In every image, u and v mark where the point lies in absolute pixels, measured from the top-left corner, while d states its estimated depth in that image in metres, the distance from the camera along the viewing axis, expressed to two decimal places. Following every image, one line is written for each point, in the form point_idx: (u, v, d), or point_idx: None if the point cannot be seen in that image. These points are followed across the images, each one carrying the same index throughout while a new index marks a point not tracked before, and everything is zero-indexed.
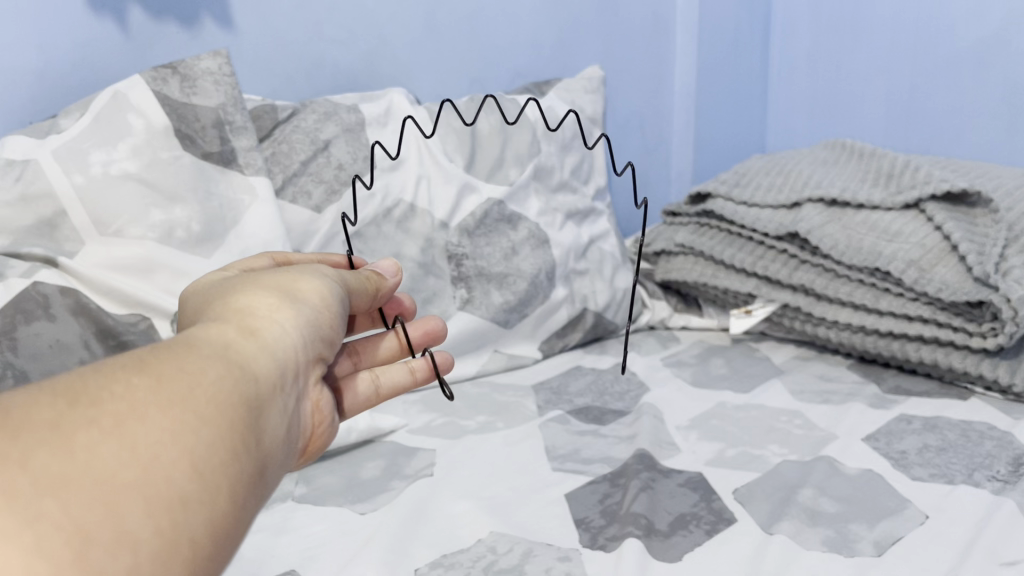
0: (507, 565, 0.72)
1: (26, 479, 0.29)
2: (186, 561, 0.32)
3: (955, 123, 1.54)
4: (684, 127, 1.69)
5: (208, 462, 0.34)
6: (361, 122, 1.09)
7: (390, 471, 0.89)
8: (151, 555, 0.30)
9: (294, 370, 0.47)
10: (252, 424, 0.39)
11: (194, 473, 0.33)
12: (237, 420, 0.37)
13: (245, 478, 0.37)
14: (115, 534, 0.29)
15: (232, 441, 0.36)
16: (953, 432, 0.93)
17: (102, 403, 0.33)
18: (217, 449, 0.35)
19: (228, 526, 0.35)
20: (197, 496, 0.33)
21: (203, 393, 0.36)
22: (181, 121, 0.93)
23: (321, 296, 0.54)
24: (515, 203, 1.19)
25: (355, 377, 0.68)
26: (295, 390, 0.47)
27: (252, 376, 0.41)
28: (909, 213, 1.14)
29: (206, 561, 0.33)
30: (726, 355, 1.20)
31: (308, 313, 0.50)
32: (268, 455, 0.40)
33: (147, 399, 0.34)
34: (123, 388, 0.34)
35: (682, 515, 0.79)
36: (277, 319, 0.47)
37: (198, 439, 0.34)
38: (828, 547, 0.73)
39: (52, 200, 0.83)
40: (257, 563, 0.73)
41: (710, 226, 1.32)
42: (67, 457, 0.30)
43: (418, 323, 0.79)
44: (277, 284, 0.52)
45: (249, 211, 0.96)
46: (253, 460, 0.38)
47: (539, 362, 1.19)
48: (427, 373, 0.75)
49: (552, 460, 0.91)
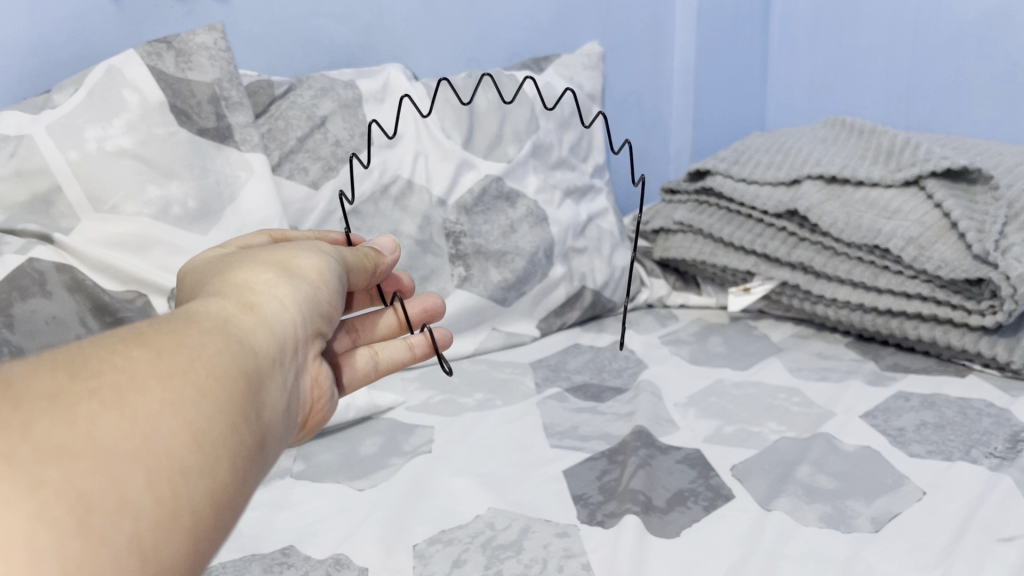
0: (506, 541, 0.72)
1: (27, 447, 0.28)
2: (188, 531, 0.32)
3: (956, 101, 1.53)
4: (683, 105, 1.68)
5: (208, 434, 0.34)
6: (358, 98, 1.08)
7: (388, 447, 0.89)
8: (152, 524, 0.30)
9: (294, 345, 0.46)
10: (252, 398, 0.39)
11: (194, 444, 0.33)
12: (237, 394, 0.37)
13: (244, 451, 0.36)
14: (117, 502, 0.29)
15: (232, 414, 0.36)
16: (951, 409, 0.93)
17: (102, 375, 0.32)
18: (217, 422, 0.35)
19: (228, 498, 0.35)
20: (196, 468, 0.33)
21: (201, 367, 0.36)
22: (176, 96, 0.92)
23: (319, 272, 0.53)
24: (514, 180, 1.18)
25: (355, 352, 0.68)
26: (294, 364, 0.47)
27: (252, 349, 0.41)
28: (909, 190, 1.13)
29: (207, 534, 0.33)
30: (724, 333, 1.20)
31: (307, 289, 0.50)
32: (268, 428, 0.40)
33: (148, 372, 0.34)
34: (123, 361, 0.34)
35: (680, 491, 0.79)
36: (277, 294, 0.47)
37: (196, 412, 0.34)
38: (825, 523, 0.73)
39: (47, 176, 0.82)
40: (257, 539, 0.73)
41: (709, 204, 1.31)
42: (69, 426, 0.30)
43: (418, 299, 0.79)
44: (276, 260, 0.52)
45: (245, 187, 0.95)
46: (253, 434, 0.38)
47: (538, 339, 1.19)
48: (426, 349, 0.74)
49: (550, 437, 0.91)
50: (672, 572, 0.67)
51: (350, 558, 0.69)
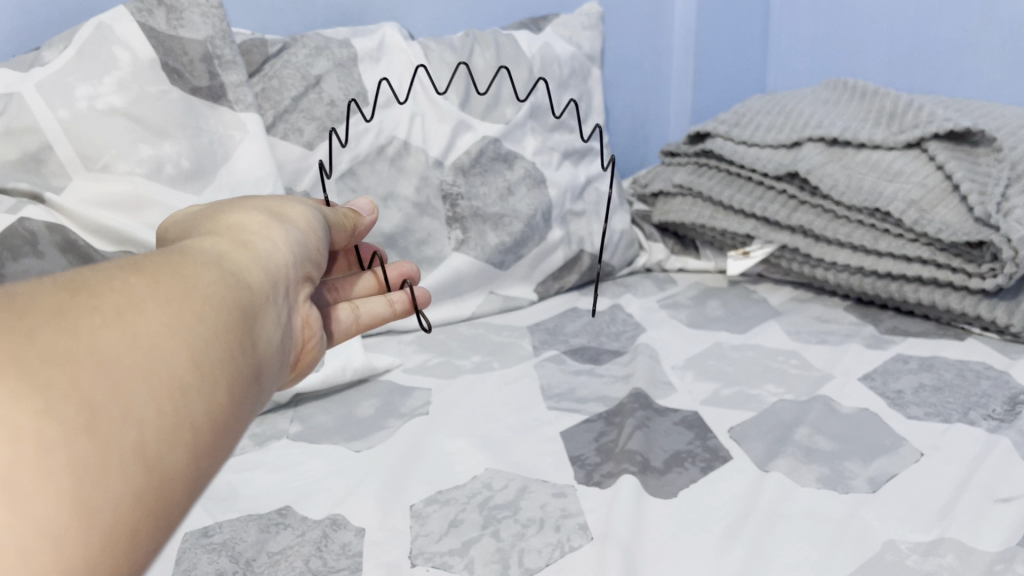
0: (503, 501, 0.72)
1: (31, 351, 0.28)
2: (191, 446, 0.31)
3: (959, 64, 1.52)
4: (683, 67, 1.67)
5: (208, 354, 0.33)
6: (353, 57, 1.06)
7: (385, 409, 0.89)
8: (156, 435, 0.30)
9: (290, 284, 0.46)
10: (250, 327, 0.38)
11: (194, 362, 0.33)
12: (236, 320, 0.37)
13: (243, 376, 0.36)
14: (121, 410, 0.29)
15: (231, 339, 0.36)
16: (949, 372, 0.93)
17: (100, 293, 0.32)
18: (217, 345, 0.34)
19: (229, 420, 0.34)
20: (198, 386, 0.32)
21: (200, 293, 0.36)
22: (168, 54, 0.90)
23: (308, 221, 0.53)
24: (512, 142, 1.17)
25: (335, 304, 0.67)
26: (290, 302, 0.46)
27: (248, 282, 0.40)
28: (911, 153, 1.12)
29: (210, 451, 0.33)
30: (723, 297, 1.19)
31: (298, 234, 0.50)
32: (265, 360, 0.40)
33: (147, 294, 0.33)
34: (122, 282, 0.33)
35: (677, 452, 0.79)
36: (271, 233, 0.47)
37: (196, 333, 0.33)
38: (822, 484, 0.73)
39: (36, 134, 0.81)
40: (254, 499, 0.73)
41: (709, 166, 1.30)
42: (72, 336, 0.29)
43: (395, 265, 0.79)
44: (265, 206, 0.51)
45: (239, 147, 0.94)
46: (252, 362, 0.38)
47: (535, 303, 1.18)
48: (406, 307, 0.74)
49: (547, 399, 0.91)
50: (669, 532, 0.67)
51: (346, 518, 0.69)
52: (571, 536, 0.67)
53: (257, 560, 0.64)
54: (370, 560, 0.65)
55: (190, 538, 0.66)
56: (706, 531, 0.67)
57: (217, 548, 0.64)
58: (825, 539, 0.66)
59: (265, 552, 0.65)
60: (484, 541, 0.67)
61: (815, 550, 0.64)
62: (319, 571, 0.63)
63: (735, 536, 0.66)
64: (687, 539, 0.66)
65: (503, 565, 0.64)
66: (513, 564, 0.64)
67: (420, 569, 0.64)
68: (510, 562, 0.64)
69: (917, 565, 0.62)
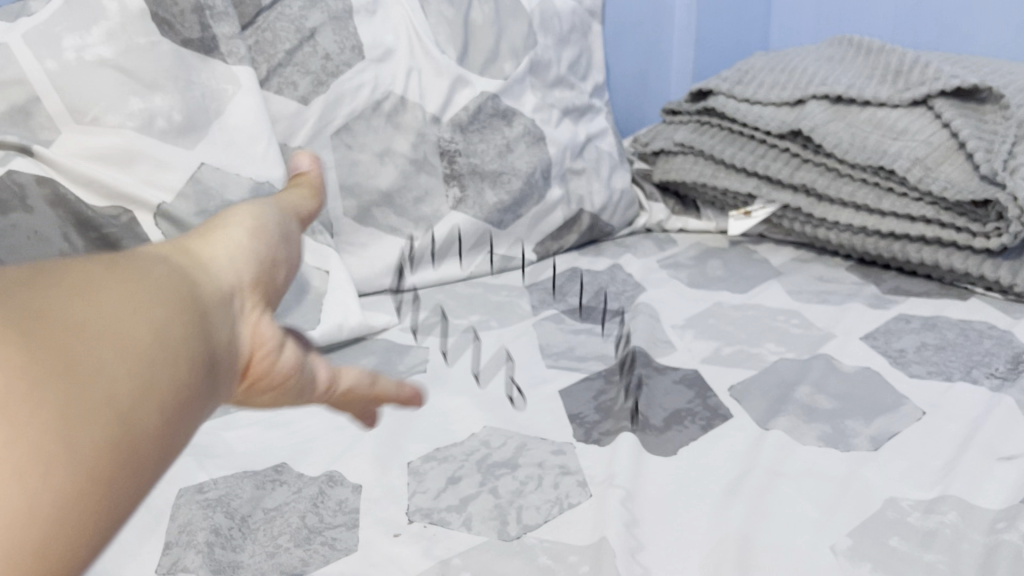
0: (501, 459, 0.71)
1: None
2: (108, 468, 0.26)
3: (967, 20, 1.49)
4: (685, 25, 1.63)
5: (138, 364, 0.28)
6: (349, 9, 1.02)
7: (383, 367, 0.88)
8: (58, 455, 0.25)
9: (261, 294, 0.40)
10: (201, 338, 0.33)
11: (118, 373, 0.28)
12: (181, 330, 0.31)
13: (190, 395, 0.31)
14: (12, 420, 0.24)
15: (172, 349, 0.30)
16: (952, 331, 0.92)
17: (18, 293, 0.28)
18: (151, 355, 0.29)
19: (164, 445, 0.29)
20: (126, 397, 0.27)
21: (137, 298, 0.31)
22: (158, 5, 0.87)
23: (292, 221, 0.46)
24: (511, 98, 1.15)
25: None
26: (266, 314, 0.40)
27: (201, 290, 0.35)
28: (917, 110, 1.10)
29: (133, 481, 0.27)
30: (724, 257, 1.18)
31: (280, 235, 0.44)
32: (219, 379, 0.34)
33: (72, 298, 0.29)
34: (46, 285, 0.29)
35: (677, 410, 0.78)
36: (264, 213, 0.44)
37: (125, 343, 0.28)
38: (824, 442, 0.73)
39: (23, 87, 0.79)
40: (250, 456, 0.72)
41: (711, 124, 1.28)
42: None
43: None
44: (249, 204, 0.45)
45: (232, 101, 0.92)
46: (202, 379, 0.32)
47: (534, 263, 1.17)
48: None
49: (546, 357, 0.90)
50: (669, 488, 0.67)
51: (343, 475, 0.69)
52: (570, 493, 0.66)
53: (252, 516, 0.64)
54: (367, 516, 0.64)
55: (185, 494, 0.66)
56: (705, 488, 0.67)
57: (212, 504, 0.64)
58: (825, 496, 0.65)
59: (261, 509, 0.65)
60: (482, 497, 0.66)
61: (816, 507, 0.64)
62: (316, 527, 0.63)
63: (735, 493, 0.66)
64: (686, 496, 0.66)
65: (501, 521, 0.63)
66: (511, 520, 0.63)
67: (418, 526, 0.63)
68: (508, 518, 0.64)
69: (918, 522, 0.62)
